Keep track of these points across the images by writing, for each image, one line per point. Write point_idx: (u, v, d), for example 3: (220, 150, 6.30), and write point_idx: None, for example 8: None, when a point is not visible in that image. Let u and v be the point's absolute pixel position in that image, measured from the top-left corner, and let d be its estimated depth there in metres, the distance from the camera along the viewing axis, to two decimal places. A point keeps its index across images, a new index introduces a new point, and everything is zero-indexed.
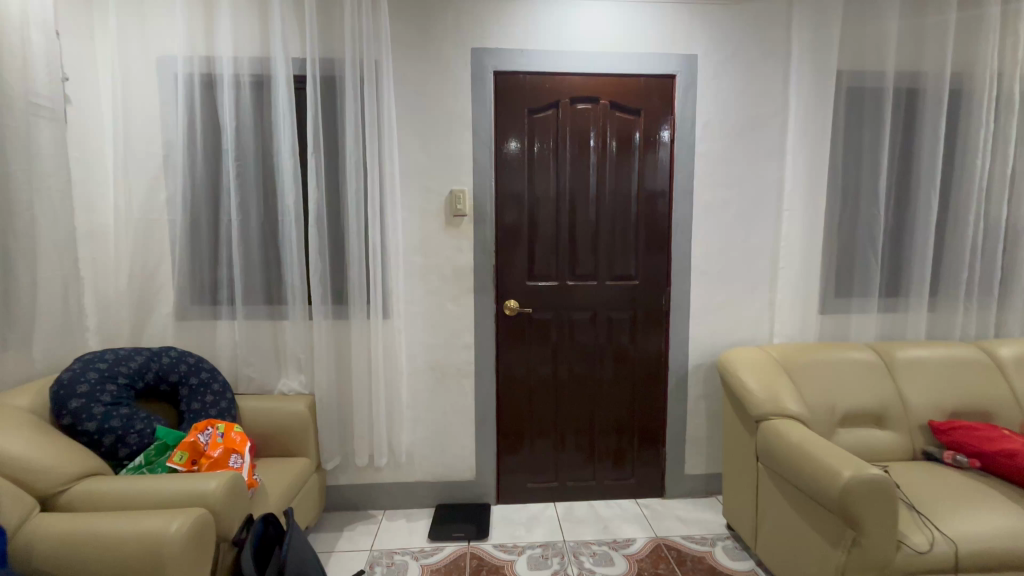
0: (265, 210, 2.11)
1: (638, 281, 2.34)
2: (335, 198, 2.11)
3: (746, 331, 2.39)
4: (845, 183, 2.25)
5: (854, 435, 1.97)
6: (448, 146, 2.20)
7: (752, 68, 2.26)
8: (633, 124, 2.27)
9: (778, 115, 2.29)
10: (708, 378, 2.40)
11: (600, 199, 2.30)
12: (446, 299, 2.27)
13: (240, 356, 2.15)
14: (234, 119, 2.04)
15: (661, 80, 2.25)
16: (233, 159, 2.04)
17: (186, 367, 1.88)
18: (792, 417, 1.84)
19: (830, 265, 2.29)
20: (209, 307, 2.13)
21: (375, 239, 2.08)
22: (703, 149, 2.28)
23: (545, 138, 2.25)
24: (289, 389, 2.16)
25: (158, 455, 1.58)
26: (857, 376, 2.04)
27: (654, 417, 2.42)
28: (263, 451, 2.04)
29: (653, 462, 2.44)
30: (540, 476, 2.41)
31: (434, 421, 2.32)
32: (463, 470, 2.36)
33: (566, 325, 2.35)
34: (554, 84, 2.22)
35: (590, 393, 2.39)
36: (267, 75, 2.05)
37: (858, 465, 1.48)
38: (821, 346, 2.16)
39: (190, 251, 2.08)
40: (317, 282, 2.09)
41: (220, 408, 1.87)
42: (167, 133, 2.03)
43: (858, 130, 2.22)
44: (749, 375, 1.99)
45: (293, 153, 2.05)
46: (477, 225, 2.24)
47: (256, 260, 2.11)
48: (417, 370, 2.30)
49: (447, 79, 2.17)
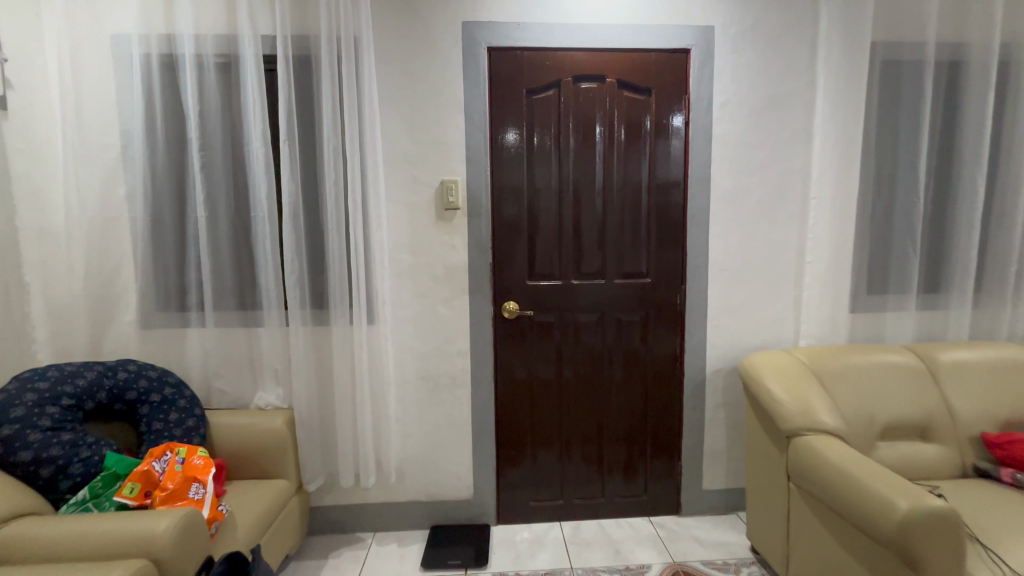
0: (235, 206, 1.90)
1: (650, 278, 2.12)
2: (312, 192, 1.89)
3: (768, 332, 2.18)
4: (879, 168, 2.02)
5: (897, 450, 1.76)
6: (437, 132, 1.99)
7: (775, 41, 2.04)
8: (643, 105, 2.05)
9: (804, 93, 2.07)
10: (727, 385, 2.19)
11: (608, 189, 2.08)
12: (438, 301, 2.06)
13: (212, 368, 1.95)
14: (199, 105, 1.83)
15: (674, 55, 2.02)
16: (198, 149, 1.84)
17: (146, 383, 1.67)
18: (827, 431, 1.63)
19: (863, 259, 2.07)
20: (177, 314, 1.93)
21: (357, 236, 1.87)
22: (721, 131, 2.06)
23: (546, 121, 2.03)
24: (266, 403, 1.96)
25: (105, 488, 1.38)
26: (897, 383, 1.83)
27: (668, 428, 2.21)
28: (237, 473, 1.85)
29: (667, 476, 2.23)
30: (544, 494, 2.21)
31: (426, 435, 2.12)
32: (459, 488, 2.16)
33: (571, 328, 2.13)
34: (555, 61, 1.99)
35: (596, 402, 2.18)
36: (235, 56, 1.83)
37: (916, 495, 1.27)
38: (855, 349, 1.94)
39: (152, 251, 1.88)
40: (294, 285, 1.88)
41: (186, 428, 1.67)
42: (125, 121, 1.83)
43: (893, 108, 1.99)
44: (776, 383, 1.78)
45: (264, 141, 1.84)
46: (471, 219, 2.03)
47: (226, 262, 1.91)
48: (407, 380, 2.09)
49: (436, 57, 1.96)
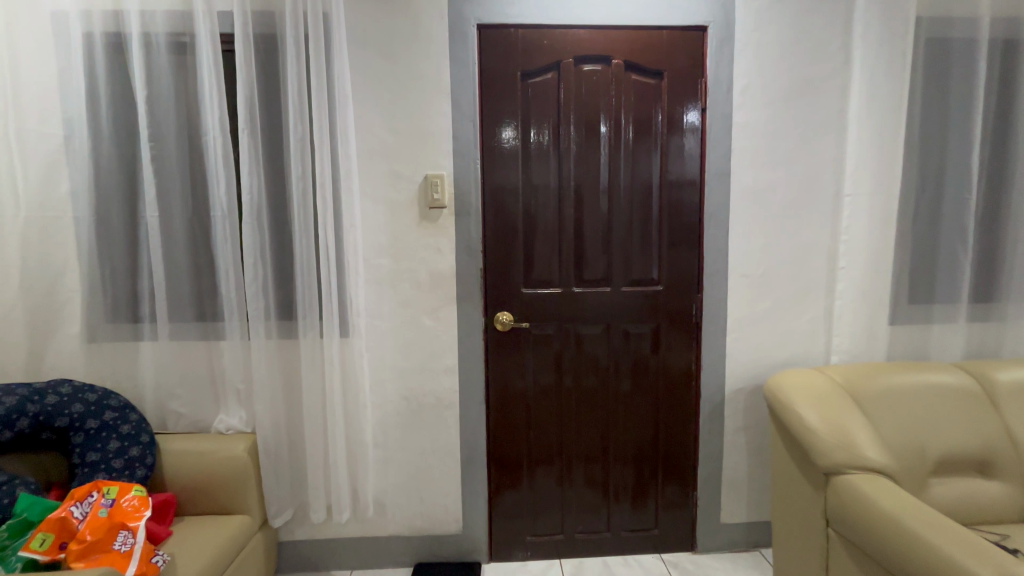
0: (193, 205, 1.68)
1: (661, 285, 1.88)
2: (279, 188, 1.67)
3: (796, 347, 1.92)
4: (923, 160, 1.77)
5: (953, 489, 1.52)
6: (421, 121, 1.76)
7: (804, 18, 1.79)
8: (653, 90, 1.81)
9: (836, 76, 1.82)
10: (749, 406, 1.94)
11: (615, 186, 1.84)
12: (422, 312, 1.84)
13: (166, 387, 1.73)
14: (148, 90, 1.61)
15: (689, 33, 1.78)
16: (147, 138, 1.62)
17: (81, 408, 1.49)
18: (874, 469, 1.39)
19: (904, 264, 1.82)
20: (127, 326, 1.71)
21: (328, 240, 1.65)
22: (742, 119, 1.81)
23: (544, 110, 1.80)
24: (227, 426, 1.74)
25: (13, 539, 1.21)
26: (950, 408, 1.58)
27: (683, 453, 1.96)
28: (192, 508, 1.63)
29: (681, 508, 1.99)
30: (543, 527, 1.97)
31: (410, 461, 1.89)
32: (446, 521, 1.93)
33: (573, 341, 1.90)
34: (554, 39, 1.76)
35: (601, 424, 1.94)
36: (189, 34, 1.62)
37: (997, 559, 1.05)
38: (896, 367, 1.69)
39: (99, 255, 1.67)
40: (256, 295, 1.65)
41: (128, 458, 1.49)
42: (66, 107, 1.62)
43: (939, 94, 1.74)
44: (809, 409, 1.54)
45: (222, 131, 1.62)
46: (458, 218, 1.80)
47: (181, 269, 1.68)
48: (388, 400, 1.87)
49: (418, 35, 1.73)
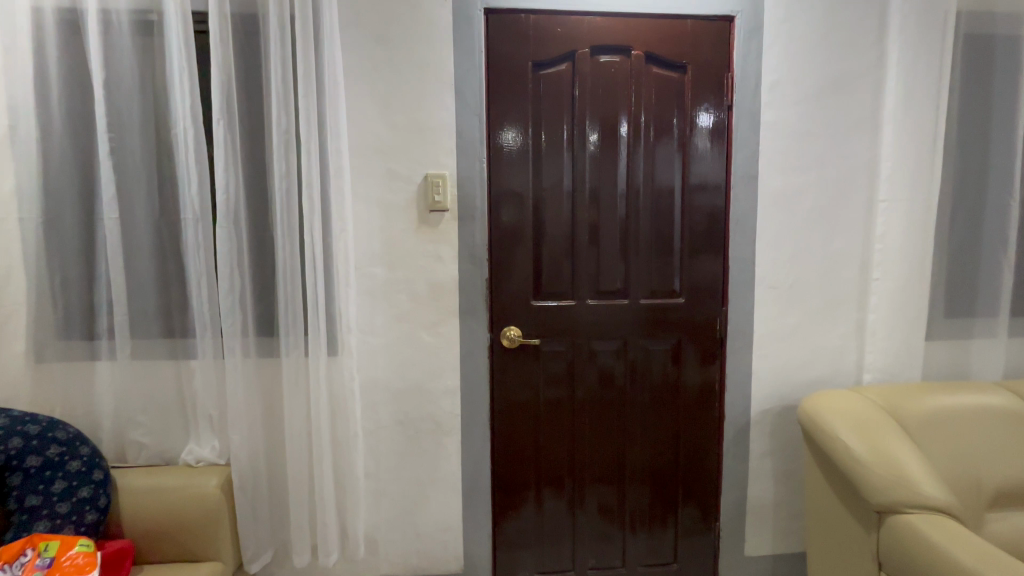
0: (159, 206, 1.47)
1: (682, 298, 1.73)
2: (259, 187, 1.48)
3: (825, 364, 1.78)
4: (962, 165, 1.66)
5: (1008, 524, 1.38)
6: (421, 115, 1.58)
7: (836, 10, 1.66)
8: (675, 84, 1.66)
9: (870, 74, 1.69)
10: (776, 429, 1.79)
11: (633, 189, 1.68)
12: (420, 327, 1.65)
13: (126, 414, 1.51)
14: (107, 74, 1.40)
15: (715, 23, 1.64)
16: (106, 128, 1.41)
17: (19, 443, 1.30)
18: (936, 508, 1.23)
19: (943, 276, 1.69)
20: (80, 344, 1.49)
21: (315, 246, 1.46)
22: (770, 117, 1.67)
23: (557, 105, 1.63)
24: (197, 458, 1.52)
25: None
26: (1000, 434, 1.45)
27: (704, 480, 1.80)
28: (155, 555, 1.42)
29: (701, 540, 1.82)
30: (552, 563, 1.79)
31: (405, 492, 1.70)
32: (445, 558, 1.73)
33: (586, 357, 1.72)
34: (568, 27, 1.60)
35: (617, 448, 1.77)
36: (158, 12, 1.42)
37: None
38: (939, 387, 1.55)
39: (48, 263, 1.45)
40: (231, 309, 1.45)
41: (76, 502, 1.31)
42: (10, 92, 1.40)
43: (980, 95, 1.63)
44: (854, 437, 1.39)
45: (193, 122, 1.41)
46: (462, 223, 1.62)
47: (146, 280, 1.47)
48: (381, 424, 1.67)
49: (419, 21, 1.56)
